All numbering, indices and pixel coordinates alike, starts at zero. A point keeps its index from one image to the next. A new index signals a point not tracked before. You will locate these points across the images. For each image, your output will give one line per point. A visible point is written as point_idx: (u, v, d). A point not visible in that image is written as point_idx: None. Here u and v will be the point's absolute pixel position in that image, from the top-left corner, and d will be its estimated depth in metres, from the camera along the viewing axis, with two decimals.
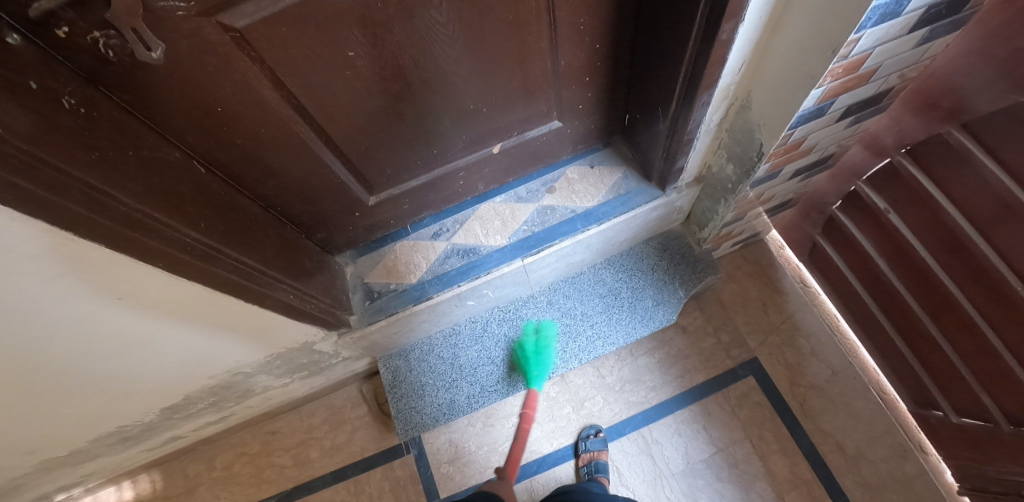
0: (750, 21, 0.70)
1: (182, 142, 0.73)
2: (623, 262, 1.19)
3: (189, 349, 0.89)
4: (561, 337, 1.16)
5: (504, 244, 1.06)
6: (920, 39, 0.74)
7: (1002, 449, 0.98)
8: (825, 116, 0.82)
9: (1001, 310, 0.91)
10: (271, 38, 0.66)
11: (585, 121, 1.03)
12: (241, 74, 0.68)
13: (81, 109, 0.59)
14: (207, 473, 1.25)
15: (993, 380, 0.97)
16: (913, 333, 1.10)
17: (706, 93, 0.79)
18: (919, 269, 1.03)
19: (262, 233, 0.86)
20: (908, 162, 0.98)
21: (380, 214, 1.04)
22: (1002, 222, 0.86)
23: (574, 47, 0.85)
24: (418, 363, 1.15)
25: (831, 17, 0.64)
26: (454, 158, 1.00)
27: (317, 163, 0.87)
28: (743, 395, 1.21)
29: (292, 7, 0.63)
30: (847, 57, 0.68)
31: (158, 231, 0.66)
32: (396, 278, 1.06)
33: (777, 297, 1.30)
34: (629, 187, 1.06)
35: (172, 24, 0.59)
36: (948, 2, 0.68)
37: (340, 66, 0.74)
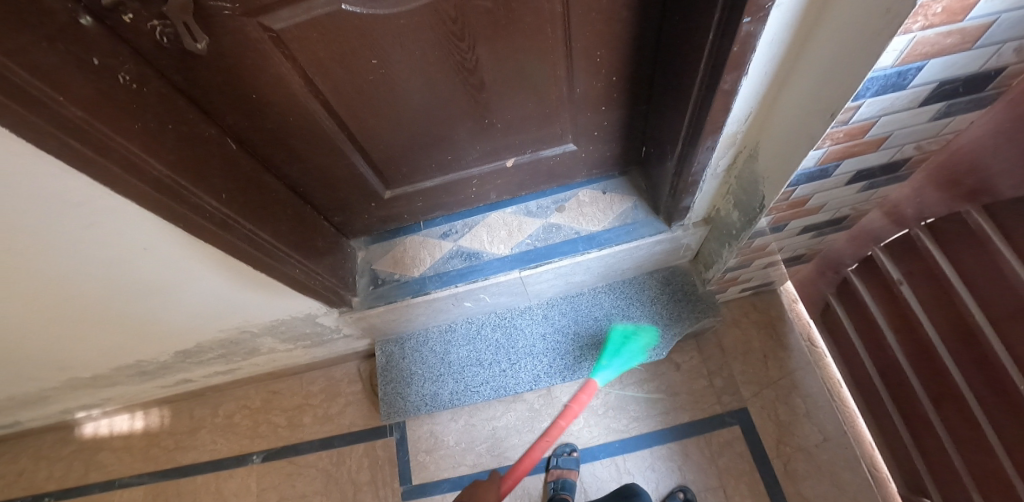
0: (755, 75, 0.71)
1: (221, 120, 0.82)
2: (624, 290, 1.21)
3: (202, 303, 0.98)
4: (550, 352, 1.19)
5: (505, 253, 1.10)
6: (937, 114, 0.72)
7: None
8: (831, 178, 0.81)
9: (1002, 406, 0.87)
10: (304, 41, 0.73)
11: (601, 148, 1.06)
12: (275, 69, 0.76)
13: (134, 85, 0.67)
14: (210, 418, 1.36)
15: (987, 478, 0.92)
16: (913, 413, 1.05)
17: (710, 139, 0.81)
18: (926, 348, 0.98)
19: (281, 208, 0.94)
20: (925, 236, 0.95)
21: (395, 207, 1.11)
22: (1014, 315, 0.82)
23: (590, 78, 0.88)
24: (412, 352, 1.22)
25: (833, 82, 0.64)
26: (468, 166, 1.05)
27: (338, 154, 0.94)
28: (726, 442, 1.20)
29: (323, 16, 0.70)
30: (847, 123, 0.67)
31: (187, 197, 0.73)
32: (401, 269, 1.13)
33: (780, 352, 1.27)
34: (636, 218, 1.08)
35: (220, 21, 0.67)
36: (966, 80, 0.66)
37: (365, 72, 0.80)
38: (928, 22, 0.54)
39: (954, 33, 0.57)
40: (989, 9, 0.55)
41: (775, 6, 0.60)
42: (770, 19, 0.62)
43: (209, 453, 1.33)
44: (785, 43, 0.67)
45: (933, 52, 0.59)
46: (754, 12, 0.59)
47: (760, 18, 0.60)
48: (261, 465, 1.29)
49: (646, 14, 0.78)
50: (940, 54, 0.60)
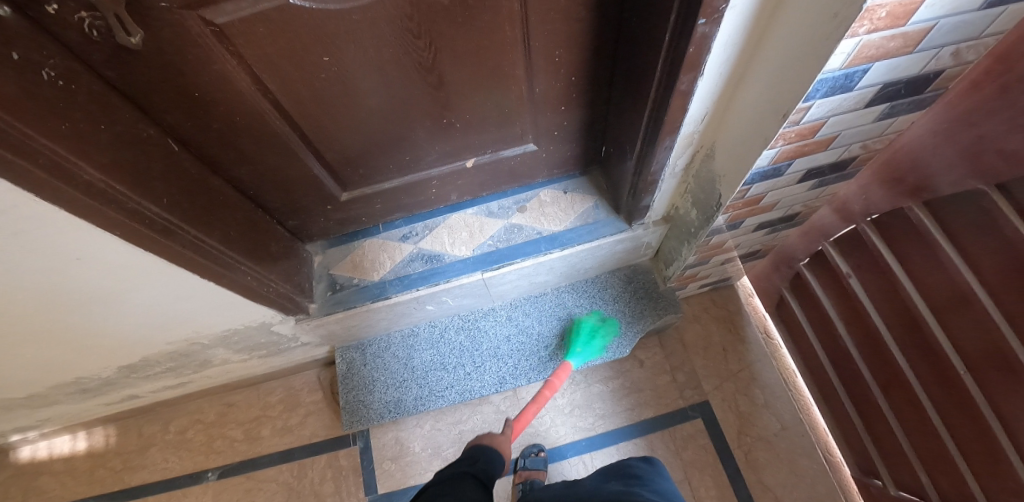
0: (710, 76, 0.72)
1: (160, 119, 0.77)
2: (586, 289, 1.21)
3: (148, 317, 0.91)
4: (515, 353, 1.18)
5: (468, 255, 1.08)
6: (881, 115, 0.75)
7: None
8: (783, 177, 0.84)
9: (944, 390, 0.91)
10: (249, 36, 0.70)
11: (562, 148, 1.05)
12: (219, 66, 0.72)
13: (60, 81, 0.62)
14: (161, 435, 1.29)
15: (932, 459, 0.97)
16: (863, 400, 1.10)
17: (669, 139, 0.82)
18: (874, 338, 1.03)
19: (230, 213, 0.89)
20: (872, 231, 0.98)
21: (353, 210, 1.08)
22: (953, 306, 0.86)
23: (550, 78, 0.88)
24: (373, 359, 1.19)
25: (785, 83, 0.65)
26: (427, 167, 1.03)
27: (291, 155, 0.91)
28: (690, 436, 1.22)
29: (269, 11, 0.67)
30: (798, 124, 0.69)
31: (124, 203, 0.69)
32: (360, 274, 1.09)
33: (738, 345, 1.31)
34: (598, 218, 1.08)
35: (156, 14, 0.63)
36: (907, 82, 0.69)
37: (316, 70, 0.77)
38: (874, 26, 0.55)
39: (897, 37, 0.59)
40: (929, 14, 0.57)
41: (729, 8, 0.61)
42: (724, 20, 0.63)
43: (160, 472, 1.26)
44: (739, 44, 0.68)
45: (878, 55, 0.61)
46: (708, 14, 0.60)
47: (715, 19, 0.61)
48: (217, 482, 1.24)
49: (604, 14, 0.78)
50: (884, 57, 0.62)
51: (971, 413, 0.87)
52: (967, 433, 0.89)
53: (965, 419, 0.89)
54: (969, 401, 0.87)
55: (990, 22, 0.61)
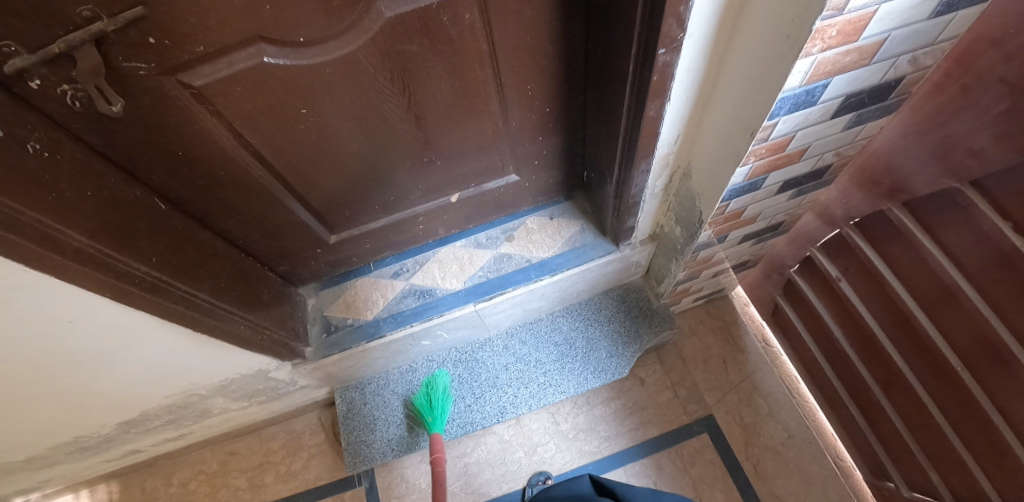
0: (678, 100, 0.74)
1: (146, 180, 0.79)
2: (581, 312, 1.22)
3: (142, 373, 0.91)
4: (513, 382, 1.17)
5: (459, 287, 1.09)
6: (849, 123, 0.76)
7: None
8: (760, 190, 0.85)
9: (945, 388, 0.91)
10: (227, 95, 0.72)
11: (544, 176, 1.07)
12: (199, 125, 0.74)
13: (46, 153, 0.63)
14: (164, 488, 1.28)
15: (941, 458, 0.96)
16: (866, 401, 1.09)
17: (645, 162, 0.83)
18: (870, 341, 1.03)
19: (219, 264, 0.90)
20: (856, 234, 0.99)
21: (342, 251, 1.09)
22: (943, 305, 0.87)
23: (524, 110, 0.90)
24: (373, 397, 1.19)
25: (750, 103, 0.67)
26: (413, 204, 1.04)
27: (276, 203, 0.92)
28: (696, 451, 1.21)
29: (245, 71, 0.69)
30: (767, 140, 0.70)
31: (111, 265, 0.69)
32: (353, 314, 1.10)
33: (737, 355, 1.30)
34: (585, 241, 1.09)
35: (135, 82, 0.65)
36: (870, 91, 0.71)
37: (294, 121, 0.79)
38: (826, 44, 0.57)
39: (852, 52, 0.60)
40: (879, 28, 0.59)
41: (687, 37, 0.63)
42: (684, 49, 0.65)
43: None
44: (702, 69, 0.70)
45: (835, 70, 0.62)
46: (668, 44, 0.62)
47: (674, 48, 0.63)
48: None
49: (571, 47, 0.81)
50: (842, 71, 0.63)
51: (972, 408, 0.87)
52: (972, 429, 0.88)
53: (968, 415, 0.88)
54: (969, 396, 0.87)
55: (942, 29, 0.63)
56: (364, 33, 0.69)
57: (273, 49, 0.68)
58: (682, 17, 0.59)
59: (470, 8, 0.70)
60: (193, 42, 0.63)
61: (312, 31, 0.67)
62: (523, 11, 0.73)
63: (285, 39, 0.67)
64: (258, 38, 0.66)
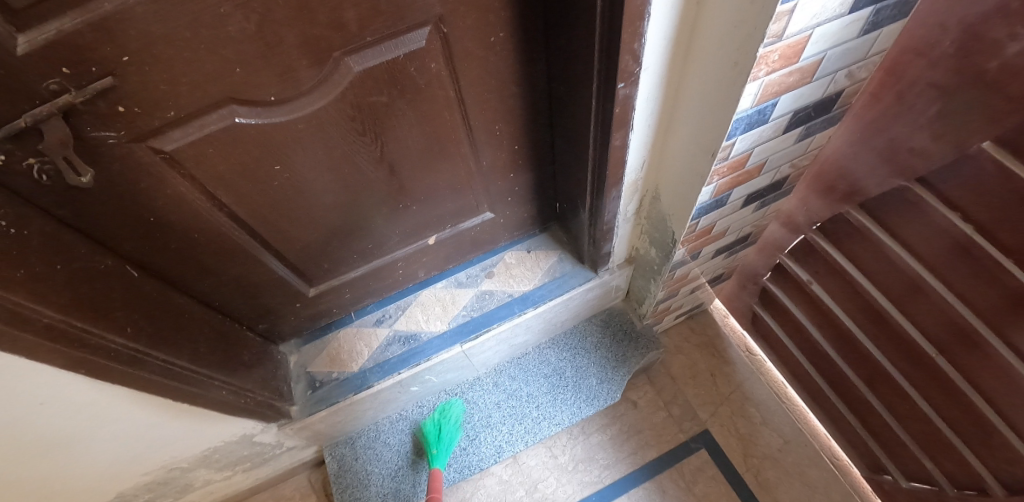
0: (640, 129, 0.78)
1: (118, 248, 0.77)
2: (567, 341, 1.22)
3: (117, 452, 0.86)
4: (507, 419, 1.15)
5: (444, 329, 1.09)
6: (800, 136, 0.81)
7: None
8: (726, 206, 0.88)
9: (924, 376, 0.95)
10: (198, 158, 0.73)
11: (517, 211, 1.09)
12: (172, 190, 0.74)
13: (12, 230, 0.61)
14: None
15: (931, 444, 0.99)
16: (853, 398, 1.12)
17: (615, 189, 0.86)
18: (848, 339, 1.06)
19: (198, 328, 0.87)
20: (821, 238, 1.03)
21: (323, 303, 1.07)
22: (910, 296, 0.91)
23: (494, 149, 0.93)
24: (365, 451, 1.14)
25: (708, 125, 0.71)
26: (391, 249, 1.03)
27: (252, 260, 0.90)
28: (697, 468, 1.20)
29: (217, 132, 0.71)
30: (727, 159, 0.74)
31: (85, 339, 0.68)
32: (339, 367, 1.08)
33: (724, 368, 1.31)
34: (564, 270, 1.11)
35: (105, 151, 0.65)
36: (814, 105, 0.76)
37: (268, 178, 0.80)
38: (771, 68, 0.62)
39: (794, 72, 0.65)
40: (816, 49, 0.65)
41: (642, 71, 0.68)
42: (641, 82, 0.69)
43: None
44: (660, 99, 0.74)
45: (781, 89, 0.67)
46: (626, 78, 0.67)
47: (633, 82, 0.68)
48: None
49: (533, 86, 0.84)
50: (787, 90, 0.68)
51: (953, 392, 0.91)
52: (956, 413, 0.92)
53: (950, 400, 0.92)
54: (947, 381, 0.91)
55: (870, 45, 0.71)
56: (334, 88, 0.71)
57: (244, 109, 0.70)
58: (637, 53, 0.64)
59: (436, 58, 0.74)
60: (164, 108, 0.65)
61: (281, 90, 0.69)
62: (486, 56, 0.76)
63: (255, 99, 0.69)
64: (229, 100, 0.68)
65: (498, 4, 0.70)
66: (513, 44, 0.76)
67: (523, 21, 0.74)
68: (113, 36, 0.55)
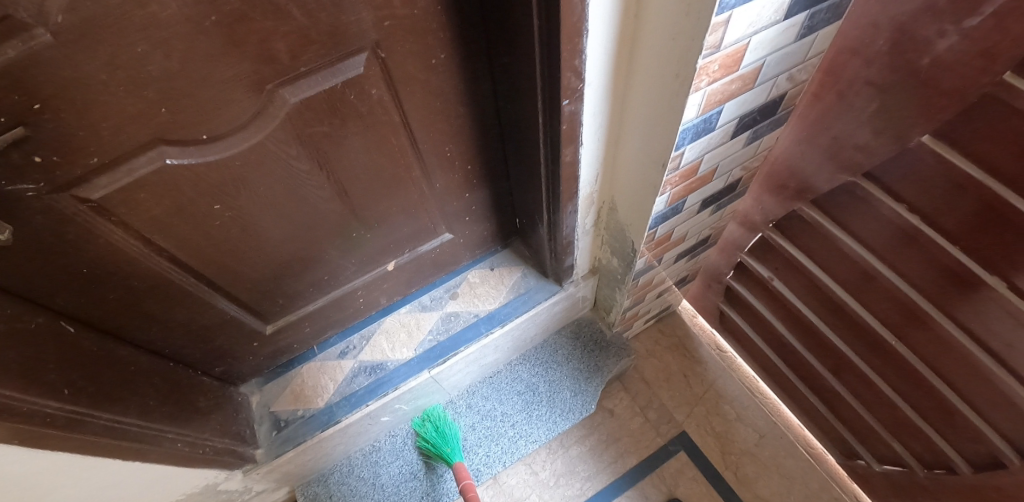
0: (590, 143, 0.77)
1: (50, 303, 0.72)
2: (538, 356, 1.20)
3: None
4: (483, 441, 1.13)
5: (410, 356, 1.06)
6: (748, 139, 0.82)
7: (924, 493, 1.01)
8: (683, 213, 0.88)
9: (887, 363, 0.96)
10: (130, 204, 0.69)
11: (477, 229, 1.07)
12: (105, 239, 0.70)
13: None
14: None
15: (899, 429, 1.01)
16: (822, 389, 1.14)
17: (571, 203, 0.85)
18: (812, 332, 1.08)
19: (145, 380, 0.82)
20: (777, 236, 1.04)
21: (282, 340, 1.03)
22: (867, 288, 0.93)
23: (447, 171, 0.91)
24: (338, 487, 1.10)
25: (656, 137, 0.71)
26: (349, 279, 1.00)
27: (200, 303, 0.86)
28: (678, 471, 1.20)
29: (148, 176, 0.67)
30: (678, 168, 0.74)
31: (18, 408, 0.62)
32: (304, 404, 1.04)
33: (696, 368, 1.32)
34: (529, 286, 1.10)
35: (24, 204, 0.61)
36: (760, 110, 0.77)
37: (208, 218, 0.76)
38: (712, 78, 0.62)
39: (736, 80, 0.66)
40: (754, 56, 0.65)
41: (586, 86, 0.67)
42: (586, 97, 0.69)
43: None
44: (607, 112, 0.74)
45: (724, 97, 0.68)
46: (570, 95, 0.66)
47: (577, 98, 0.67)
48: None
49: (481, 105, 0.83)
50: (730, 98, 0.69)
51: (914, 377, 0.93)
52: (919, 397, 0.94)
53: (912, 384, 0.94)
54: (908, 366, 0.93)
55: (807, 48, 0.72)
56: (271, 121, 0.69)
57: (174, 149, 0.66)
58: (579, 69, 0.63)
59: (377, 84, 0.72)
60: (87, 155, 0.61)
61: (213, 127, 0.66)
62: (429, 79, 0.75)
63: (186, 138, 0.65)
64: (157, 141, 0.64)
65: (436, 26, 0.69)
66: (454, 65, 0.75)
67: (463, 42, 0.72)
68: (19, 82, 0.51)
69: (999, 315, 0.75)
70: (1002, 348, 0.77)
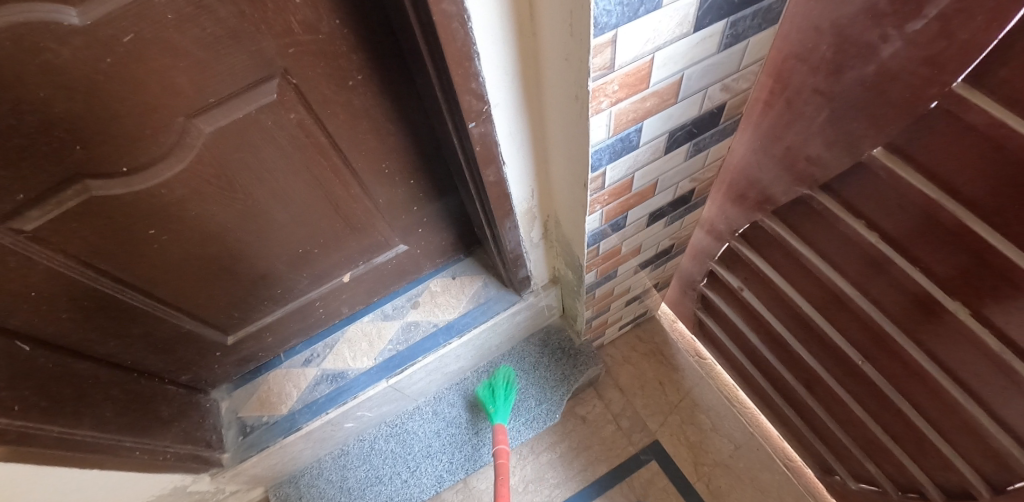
0: (514, 160, 0.76)
1: (4, 323, 0.73)
2: (505, 364, 1.21)
3: None
4: (447, 447, 1.16)
5: (370, 365, 1.09)
6: (690, 152, 0.78)
7: None
8: (627, 227, 0.87)
9: (855, 381, 0.92)
10: (65, 233, 0.71)
11: (434, 240, 1.07)
12: (45, 266, 0.73)
13: None
14: None
15: (873, 449, 0.96)
16: (796, 401, 1.09)
17: (508, 220, 0.85)
18: (782, 344, 1.03)
19: (104, 392, 0.86)
20: (743, 245, 0.99)
21: (244, 349, 1.07)
22: (831, 303, 0.87)
23: (388, 187, 0.91)
24: (308, 489, 1.14)
25: (573, 156, 0.68)
26: (305, 291, 1.03)
27: (154, 319, 0.90)
28: (648, 481, 1.19)
29: (76, 207, 0.69)
30: (603, 188, 0.72)
31: None
32: (268, 410, 1.08)
33: (673, 375, 1.30)
34: (488, 295, 1.11)
35: None
36: (694, 122, 0.72)
37: (145, 242, 0.78)
38: (614, 98, 0.58)
39: (648, 97, 0.61)
40: (667, 72, 0.60)
41: (493, 107, 0.65)
42: (496, 118, 0.67)
43: None
44: (526, 130, 0.71)
45: (641, 115, 0.63)
46: (475, 117, 0.64)
47: (484, 120, 0.65)
48: None
49: (412, 122, 0.82)
50: (648, 115, 0.64)
51: (882, 398, 0.88)
52: (888, 418, 0.89)
53: (881, 405, 0.89)
54: (877, 387, 0.87)
55: (741, 56, 0.65)
56: (189, 150, 0.69)
57: (98, 181, 0.68)
58: (478, 92, 0.61)
59: (294, 109, 0.71)
60: (10, 192, 0.63)
61: (132, 159, 0.67)
62: (349, 100, 0.74)
63: (106, 171, 0.67)
64: (78, 175, 0.66)
65: (346, 49, 0.67)
66: (374, 85, 0.74)
67: (379, 62, 0.71)
68: None
69: (962, 343, 0.70)
70: (969, 376, 0.72)
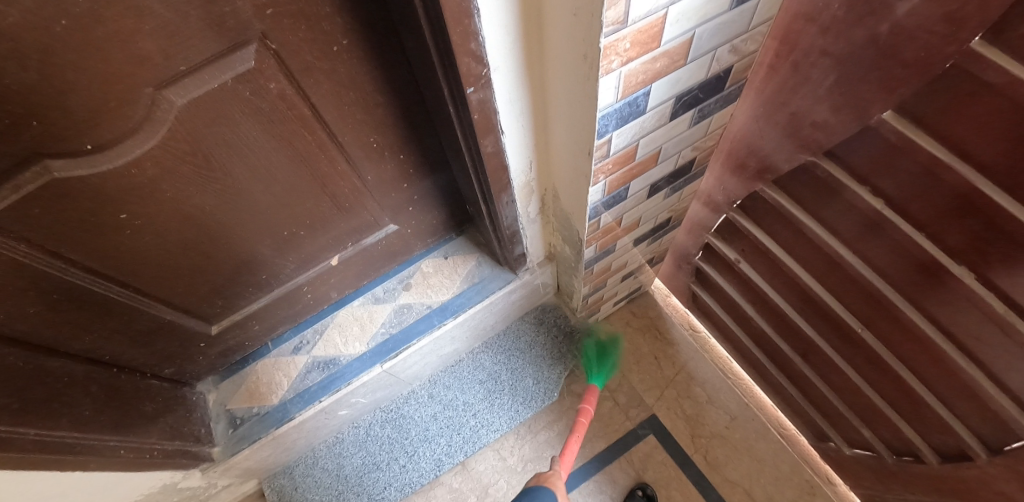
0: (513, 130, 0.72)
1: None
2: (501, 344, 1.20)
3: None
4: (444, 431, 1.14)
5: (363, 350, 1.05)
6: (694, 119, 0.76)
7: (892, 477, 0.98)
8: (628, 199, 0.84)
9: (853, 348, 0.92)
10: (27, 220, 0.65)
11: (425, 219, 1.04)
12: (6, 257, 0.66)
13: None
14: None
15: (869, 415, 0.96)
16: (792, 371, 1.09)
17: (505, 194, 0.82)
18: (779, 314, 1.03)
19: (82, 389, 0.80)
20: (741, 216, 0.98)
21: (230, 339, 1.02)
22: (831, 271, 0.87)
23: (376, 162, 0.86)
24: (303, 479, 1.12)
25: (577, 122, 0.65)
26: (291, 276, 0.98)
27: (132, 310, 0.84)
28: (646, 455, 1.20)
29: (37, 191, 0.63)
30: (608, 156, 0.69)
31: None
32: (258, 401, 1.04)
33: (667, 349, 1.31)
34: (483, 275, 1.08)
35: None
36: (701, 86, 0.69)
37: (116, 228, 0.73)
38: (625, 57, 0.54)
39: (659, 57, 0.58)
40: (679, 29, 0.56)
41: (493, 71, 0.61)
42: (495, 83, 0.63)
43: None
44: (526, 96, 0.68)
45: (650, 77, 0.60)
46: (473, 82, 0.60)
47: (483, 84, 0.61)
48: None
49: (401, 93, 0.77)
50: (657, 77, 0.61)
51: (880, 364, 0.88)
52: (886, 384, 0.89)
53: (878, 371, 0.89)
54: (875, 353, 0.88)
55: (751, 15, 0.62)
56: (161, 126, 0.63)
57: (59, 161, 0.61)
58: (477, 54, 0.57)
59: (274, 78, 0.66)
60: None
61: (97, 136, 0.60)
62: (333, 68, 0.68)
63: (68, 150, 0.60)
64: (37, 155, 0.59)
65: (328, 10, 0.62)
66: (360, 51, 0.68)
67: (364, 26, 0.66)
68: None
69: (965, 308, 0.69)
70: (970, 341, 0.72)
